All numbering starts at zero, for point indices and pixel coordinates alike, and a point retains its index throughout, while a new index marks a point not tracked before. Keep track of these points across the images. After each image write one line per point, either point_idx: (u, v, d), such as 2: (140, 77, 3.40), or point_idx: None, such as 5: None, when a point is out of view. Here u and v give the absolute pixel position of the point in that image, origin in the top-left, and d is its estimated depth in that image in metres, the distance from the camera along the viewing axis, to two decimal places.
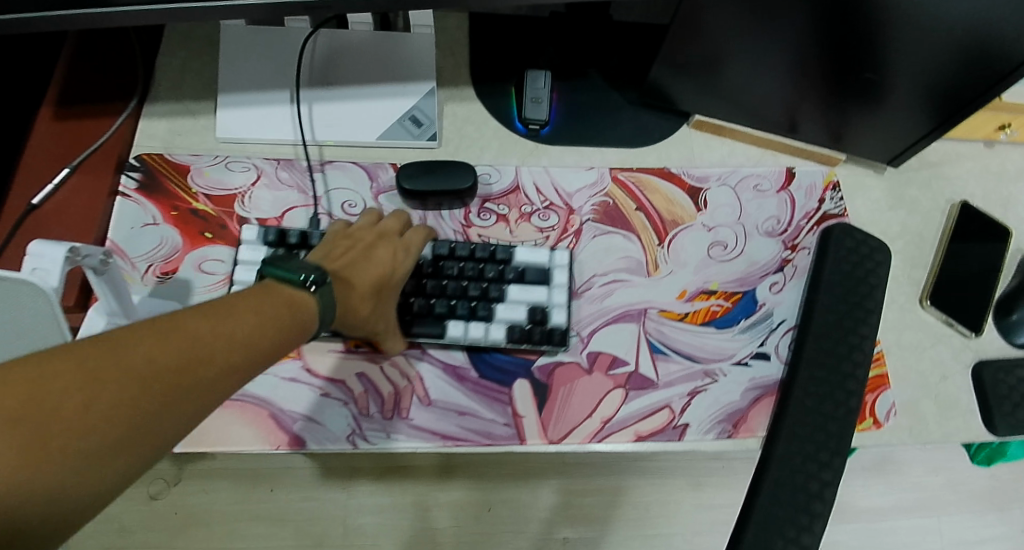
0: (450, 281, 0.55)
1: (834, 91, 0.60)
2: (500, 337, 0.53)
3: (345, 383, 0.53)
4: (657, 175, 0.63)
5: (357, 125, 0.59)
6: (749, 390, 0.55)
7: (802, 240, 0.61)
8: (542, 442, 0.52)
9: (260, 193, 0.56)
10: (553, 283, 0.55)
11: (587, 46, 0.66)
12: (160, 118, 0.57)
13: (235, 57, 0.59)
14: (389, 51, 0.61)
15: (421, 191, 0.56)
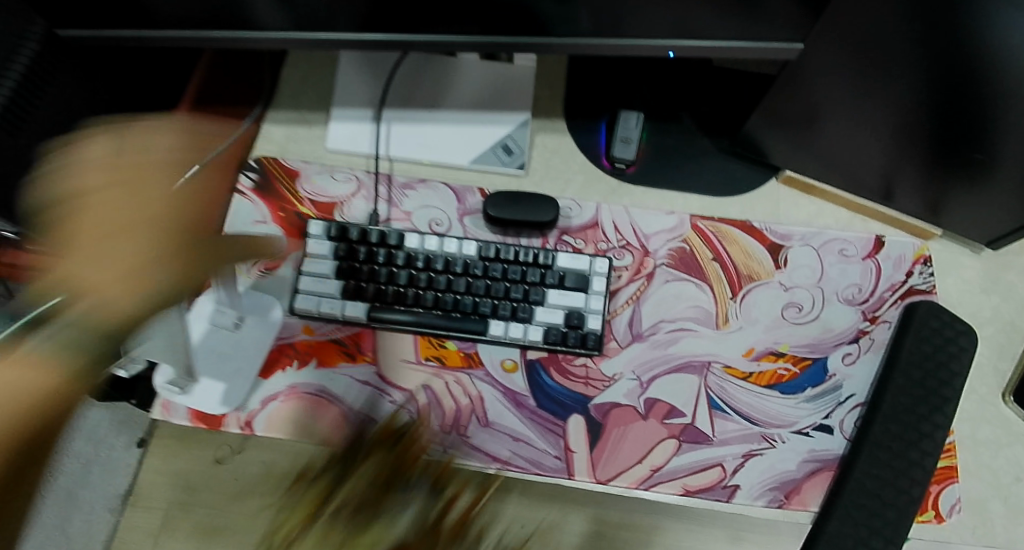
0: (495, 281, 0.56)
1: (938, 165, 0.58)
2: (538, 339, 0.55)
3: (412, 394, 0.54)
4: (738, 228, 0.62)
5: (453, 149, 0.62)
6: (807, 462, 0.54)
7: (883, 312, 0.60)
8: (590, 481, 0.52)
9: (358, 203, 0.60)
10: (590, 290, 0.56)
11: (684, 91, 0.66)
12: (281, 124, 0.62)
13: (350, 73, 0.63)
14: (490, 80, 0.64)
15: (504, 218, 0.59)
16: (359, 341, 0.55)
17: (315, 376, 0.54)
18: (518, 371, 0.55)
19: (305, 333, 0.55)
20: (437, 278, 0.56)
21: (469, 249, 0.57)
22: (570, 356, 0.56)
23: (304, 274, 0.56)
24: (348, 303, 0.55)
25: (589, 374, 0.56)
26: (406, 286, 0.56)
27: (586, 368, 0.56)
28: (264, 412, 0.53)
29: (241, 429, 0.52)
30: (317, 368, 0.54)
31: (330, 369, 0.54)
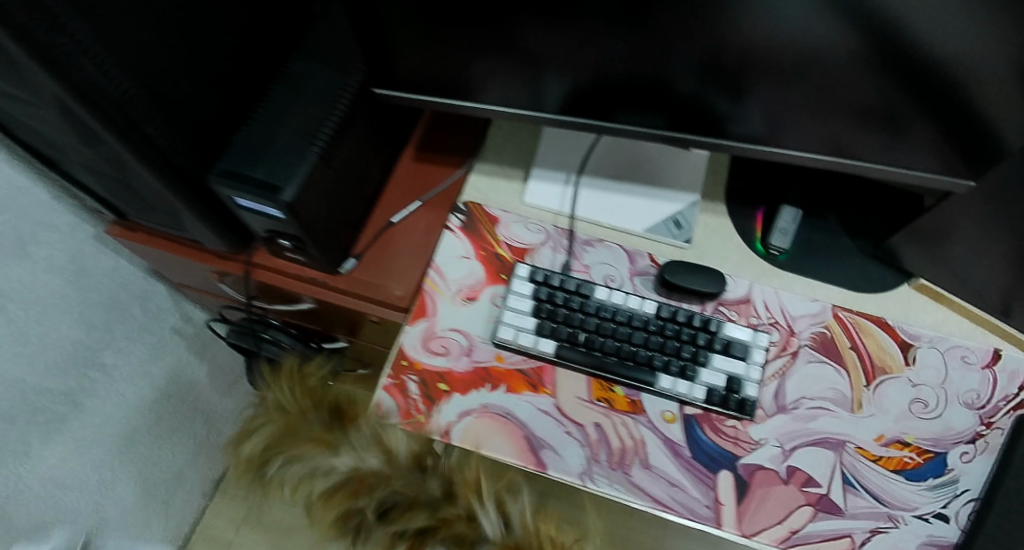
0: (670, 341, 0.65)
1: None
2: (700, 397, 0.63)
3: (584, 428, 0.63)
4: (874, 323, 0.69)
5: (631, 216, 0.71)
6: (925, 545, 0.60)
7: (997, 419, 0.65)
8: (734, 532, 0.59)
9: (546, 252, 0.69)
10: (750, 359, 0.64)
11: (837, 195, 0.75)
12: (485, 175, 0.74)
13: (547, 144, 0.74)
14: (667, 162, 0.73)
15: (677, 284, 0.67)
16: (543, 374, 0.65)
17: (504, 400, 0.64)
18: (676, 422, 0.63)
19: (497, 361, 0.65)
20: (615, 329, 0.65)
21: (649, 309, 0.66)
22: (725, 416, 0.63)
23: (507, 308, 0.66)
24: (542, 340, 0.65)
25: (738, 435, 0.63)
26: (592, 332, 0.65)
27: (735, 429, 0.63)
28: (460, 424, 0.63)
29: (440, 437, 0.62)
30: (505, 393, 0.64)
31: (516, 396, 0.64)
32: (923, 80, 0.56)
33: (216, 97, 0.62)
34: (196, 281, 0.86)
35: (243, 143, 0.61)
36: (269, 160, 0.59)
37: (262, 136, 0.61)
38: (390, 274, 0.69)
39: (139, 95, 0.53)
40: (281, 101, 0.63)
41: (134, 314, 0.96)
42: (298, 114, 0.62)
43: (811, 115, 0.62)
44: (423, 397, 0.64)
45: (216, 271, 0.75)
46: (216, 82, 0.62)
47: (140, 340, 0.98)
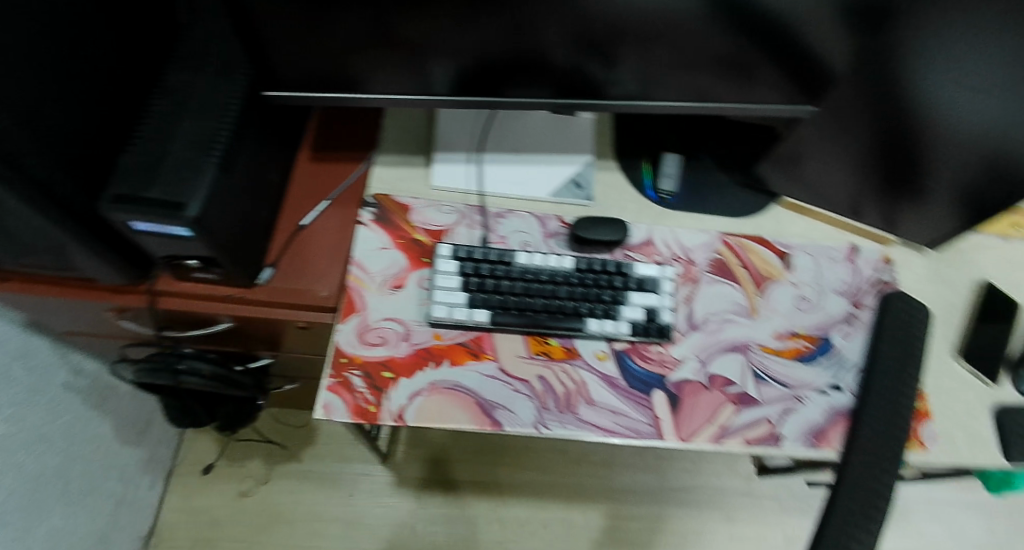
0: (591, 288, 0.70)
1: (888, 188, 0.79)
2: (626, 331, 0.69)
3: (529, 382, 0.66)
4: (756, 242, 0.80)
5: (535, 184, 0.76)
6: (828, 413, 0.71)
7: (864, 300, 0.79)
8: (676, 439, 0.66)
9: (461, 230, 0.73)
10: (663, 291, 0.72)
11: (706, 136, 0.84)
12: (388, 167, 0.76)
13: (445, 127, 0.77)
14: (558, 131, 0.80)
15: (587, 238, 0.72)
16: (482, 342, 0.67)
17: (450, 373, 0.65)
18: (608, 359, 0.69)
19: (436, 339, 0.67)
20: (541, 287, 0.69)
21: (568, 263, 0.71)
22: (648, 344, 0.70)
23: (436, 287, 0.68)
24: (475, 311, 0.68)
25: (663, 358, 0.70)
26: (519, 294, 0.69)
27: (660, 353, 0.70)
28: (413, 405, 0.64)
29: (395, 422, 0.63)
30: (450, 367, 0.66)
31: (462, 367, 0.66)
32: (763, 25, 0.65)
33: (95, 119, 0.59)
34: (89, 326, 0.80)
35: (131, 164, 0.58)
36: (165, 180, 0.57)
37: (152, 154, 0.59)
38: (306, 276, 0.70)
39: (12, 127, 0.50)
40: (165, 116, 0.61)
41: (18, 375, 0.86)
42: (186, 129, 0.60)
43: (674, 68, 0.70)
44: (370, 388, 0.64)
45: (114, 307, 0.70)
46: (92, 105, 0.58)
47: (31, 401, 0.88)
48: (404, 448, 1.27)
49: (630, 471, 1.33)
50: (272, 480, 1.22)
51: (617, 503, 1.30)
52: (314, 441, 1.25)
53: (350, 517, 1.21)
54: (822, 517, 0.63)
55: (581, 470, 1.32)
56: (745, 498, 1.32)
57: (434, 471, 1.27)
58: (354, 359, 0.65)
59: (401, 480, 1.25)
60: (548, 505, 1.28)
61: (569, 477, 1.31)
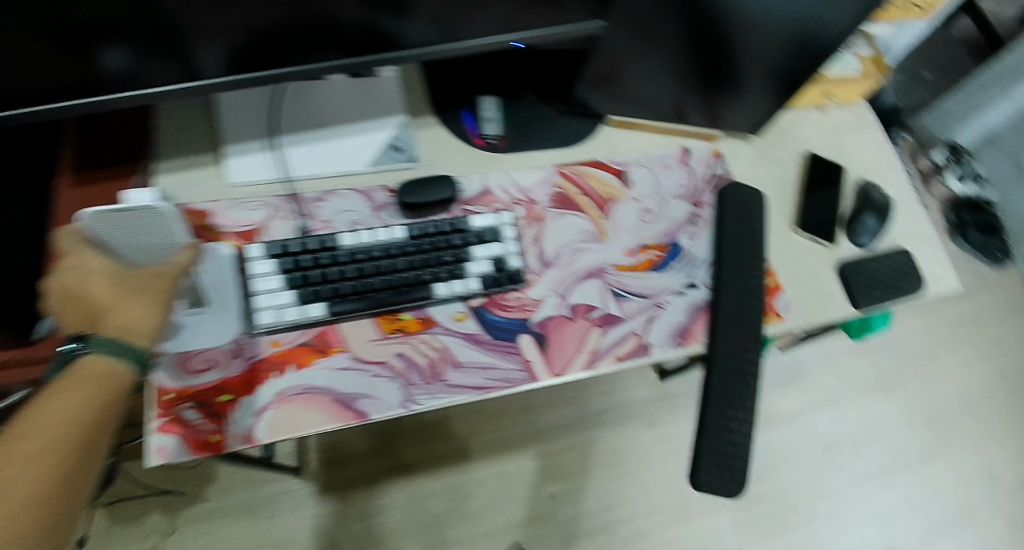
0: (431, 254, 0.66)
1: (708, 86, 0.81)
2: (477, 287, 0.66)
3: (388, 363, 0.62)
4: (591, 166, 0.80)
5: (349, 157, 0.70)
6: (690, 310, 0.75)
7: (703, 199, 0.82)
8: (551, 377, 0.66)
9: (277, 225, 0.65)
10: (504, 238, 0.68)
11: (519, 70, 0.81)
12: (172, 174, 0.68)
13: (231, 114, 0.69)
14: (362, 92, 0.73)
15: (415, 203, 0.67)
16: (326, 336, 0.61)
17: (296, 378, 0.59)
18: (467, 317, 0.66)
19: (273, 346, 0.60)
20: (376, 264, 0.64)
21: (398, 234, 0.65)
22: (501, 294, 0.68)
23: (256, 293, 0.60)
24: (308, 307, 0.61)
25: (522, 302, 0.69)
26: (355, 277, 0.63)
27: (518, 298, 0.69)
28: (262, 421, 0.57)
29: (246, 443, 0.56)
30: (295, 371, 0.59)
31: (307, 367, 0.59)
32: None
33: None
34: None
35: None
36: None
37: None
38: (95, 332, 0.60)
39: None
40: None
41: None
42: None
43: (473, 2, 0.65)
44: (208, 417, 0.57)
45: None
46: None
47: None
48: (317, 455, 1.23)
49: (551, 409, 1.36)
50: (179, 529, 1.15)
51: (545, 443, 1.33)
52: (214, 477, 1.18)
53: (276, 538, 1.17)
54: (703, 391, 0.72)
55: (503, 422, 1.33)
56: (659, 402, 1.40)
57: (356, 468, 1.24)
58: (181, 393, 0.57)
59: (322, 486, 1.22)
60: (480, 465, 1.29)
61: (492, 433, 1.32)
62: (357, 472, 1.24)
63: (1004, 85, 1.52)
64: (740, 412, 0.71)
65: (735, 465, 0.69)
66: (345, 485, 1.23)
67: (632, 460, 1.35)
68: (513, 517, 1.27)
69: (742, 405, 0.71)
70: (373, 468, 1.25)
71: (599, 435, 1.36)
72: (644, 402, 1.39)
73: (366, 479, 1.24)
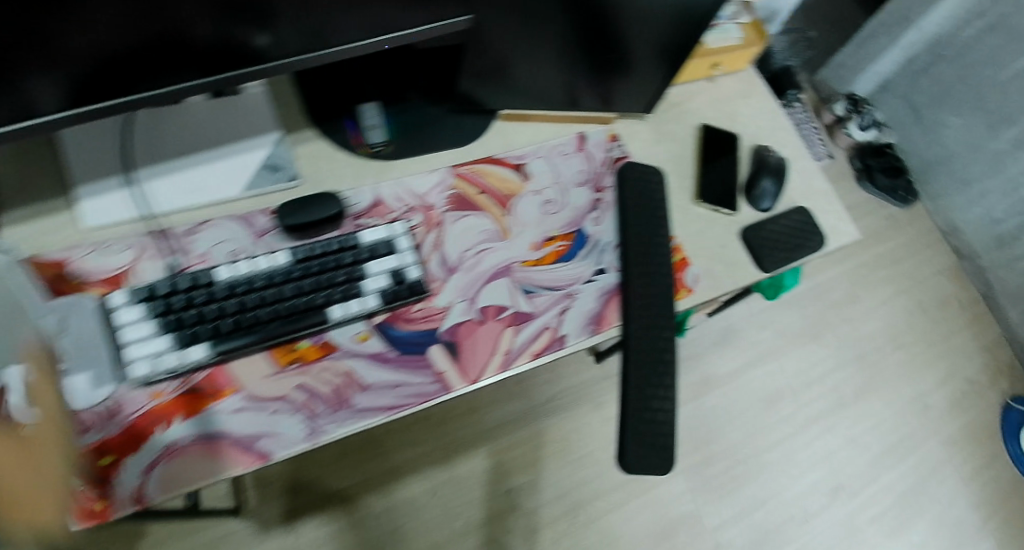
0: (321, 277, 0.62)
1: (598, 68, 0.80)
2: (377, 305, 0.63)
3: (288, 397, 0.60)
4: (488, 163, 0.78)
5: (221, 183, 0.66)
6: (601, 296, 0.75)
7: (604, 184, 0.82)
8: (466, 384, 0.65)
9: (145, 265, 0.61)
10: (400, 250, 0.66)
11: (402, 72, 0.78)
12: (22, 224, 0.62)
13: (79, 152, 0.64)
14: (228, 113, 0.69)
15: (299, 225, 0.65)
16: (214, 379, 0.58)
17: (186, 428, 0.56)
18: (371, 336, 0.64)
19: (155, 398, 0.57)
20: (260, 295, 0.60)
21: (281, 260, 0.62)
22: (403, 307, 0.66)
23: (126, 343, 0.56)
24: (188, 350, 0.57)
25: (428, 313, 0.67)
26: (237, 312, 0.59)
27: (424, 309, 0.67)
28: (152, 479, 0.54)
29: (136, 505, 0.54)
30: (183, 421, 0.56)
31: (197, 415, 0.57)
32: None
33: None
34: None
35: None
36: None
37: None
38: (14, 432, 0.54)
39: None
40: None
41: None
42: None
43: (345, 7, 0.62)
44: (89, 484, 0.53)
45: None
46: None
47: None
48: (254, 490, 1.16)
49: (497, 405, 1.34)
50: None
51: (495, 440, 1.32)
52: (145, 532, 1.10)
53: None
54: (623, 372, 0.72)
55: (450, 426, 1.31)
56: (603, 383, 1.40)
57: (300, 497, 1.18)
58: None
59: (264, 523, 1.15)
60: (430, 472, 1.27)
61: (438, 439, 1.29)
62: (303, 502, 1.18)
63: (891, 35, 1.58)
64: (661, 389, 0.71)
65: (662, 443, 0.70)
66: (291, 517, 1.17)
67: (583, 444, 1.35)
68: (471, 520, 1.26)
69: (665, 383, 0.72)
70: (318, 494, 1.19)
71: (548, 424, 1.35)
72: (587, 385, 1.39)
73: (314, 506, 1.18)
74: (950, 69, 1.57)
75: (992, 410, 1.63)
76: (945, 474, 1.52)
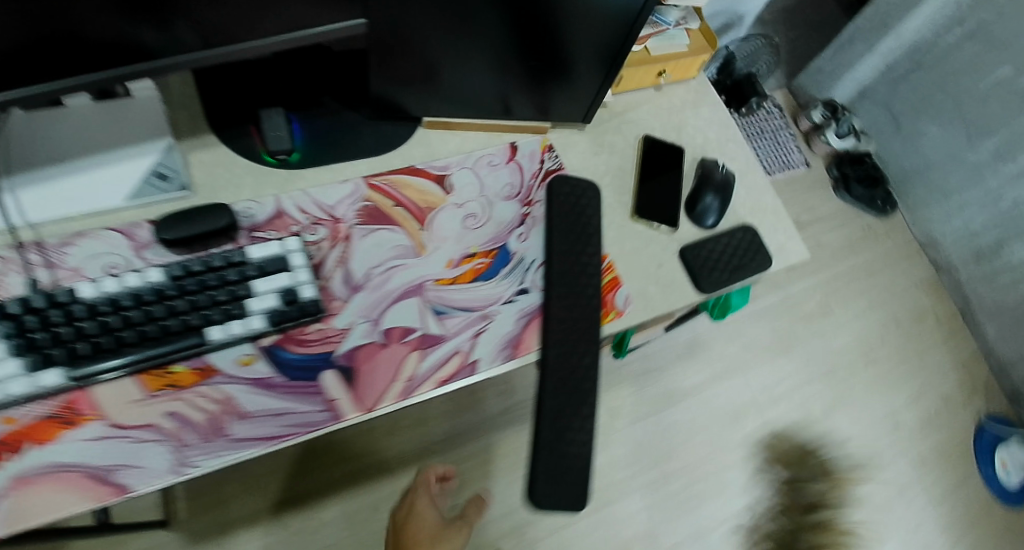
0: (199, 296, 0.58)
1: (535, 74, 0.75)
2: (262, 326, 0.59)
3: (156, 425, 0.56)
4: (407, 174, 0.73)
5: (102, 192, 0.62)
6: (520, 319, 0.70)
7: (534, 196, 0.77)
8: (359, 413, 0.61)
9: (12, 278, 0.58)
10: (292, 267, 0.62)
11: (315, 77, 0.74)
12: None
13: None
14: (116, 116, 0.65)
15: (181, 238, 0.61)
16: (74, 404, 0.55)
17: (37, 458, 0.53)
18: (257, 359, 0.60)
19: (5, 425, 0.53)
20: (128, 315, 0.56)
21: (155, 277, 0.57)
22: (294, 328, 0.62)
23: None
24: (40, 375, 0.53)
25: (326, 334, 0.63)
26: (100, 333, 0.55)
27: (320, 330, 0.63)
28: None
29: None
30: (35, 450, 0.53)
31: (50, 443, 0.54)
32: None
33: None
34: None
35: None
36: None
37: None
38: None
39: None
40: None
41: None
42: None
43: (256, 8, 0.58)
44: None
45: None
46: None
47: None
48: (186, 501, 1.12)
49: (448, 416, 1.30)
50: None
51: (444, 453, 1.28)
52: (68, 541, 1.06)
53: None
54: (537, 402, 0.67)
55: (398, 437, 1.26)
56: None
57: (236, 508, 1.14)
58: None
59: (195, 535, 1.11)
60: (374, 487, 1.22)
61: (385, 450, 1.25)
62: (237, 515, 1.14)
63: (868, 41, 1.54)
64: (578, 420, 0.67)
65: (574, 479, 0.65)
66: (224, 529, 1.12)
67: None
68: None
69: (582, 414, 0.67)
70: (255, 505, 1.15)
71: (500, 436, 1.31)
72: None
73: (251, 517, 1.14)
74: (929, 77, 1.52)
75: (966, 429, 1.58)
76: (912, 494, 1.47)
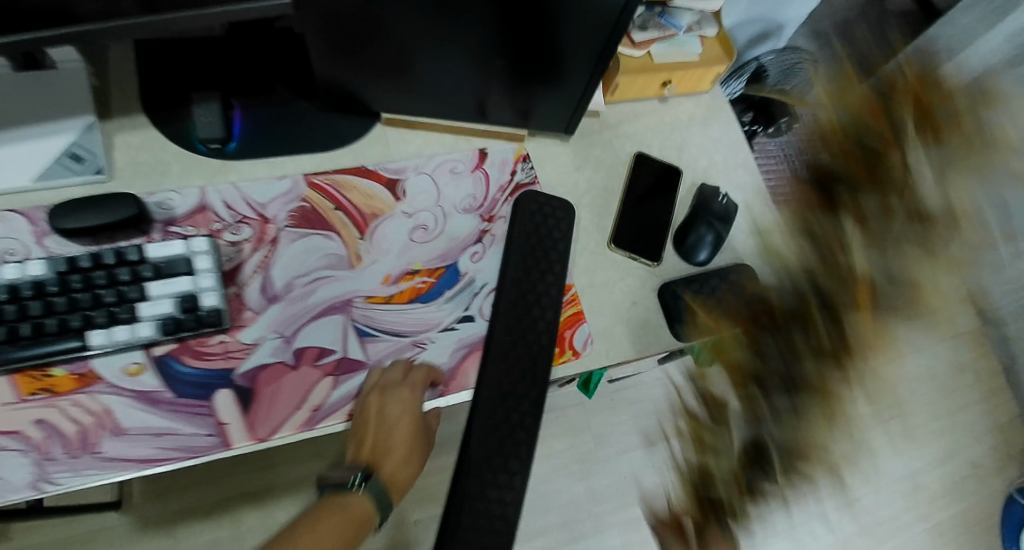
0: (85, 295, 0.54)
1: (516, 77, 0.66)
2: (151, 334, 0.54)
3: (22, 433, 0.51)
4: (354, 175, 0.66)
5: (9, 170, 0.57)
6: (458, 350, 0.62)
7: (496, 211, 0.69)
8: (249, 442, 0.54)
9: None
10: (194, 270, 0.56)
11: (267, 60, 0.68)
12: None
13: None
14: (36, 89, 0.60)
15: (80, 229, 0.56)
16: None
17: None
18: (145, 371, 0.54)
19: None
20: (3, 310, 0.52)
21: (38, 271, 0.54)
22: (191, 338, 0.56)
23: None
24: None
25: (228, 348, 0.57)
26: None
27: (223, 343, 0.57)
28: None
29: None
30: None
31: None
32: None
33: None
34: None
35: None
36: None
37: None
38: None
39: None
40: None
41: None
42: None
43: None
44: None
45: None
46: None
47: None
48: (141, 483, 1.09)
49: None
50: None
51: None
52: None
53: None
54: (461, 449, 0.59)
55: None
56: None
57: (192, 498, 1.10)
58: None
59: (147, 520, 1.08)
60: None
61: None
62: (192, 503, 1.10)
63: None
64: (505, 475, 0.58)
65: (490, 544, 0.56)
66: (176, 518, 1.09)
67: None
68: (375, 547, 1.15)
69: (512, 469, 0.58)
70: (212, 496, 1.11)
71: None
72: None
73: (206, 508, 1.10)
74: None
75: None
76: None
